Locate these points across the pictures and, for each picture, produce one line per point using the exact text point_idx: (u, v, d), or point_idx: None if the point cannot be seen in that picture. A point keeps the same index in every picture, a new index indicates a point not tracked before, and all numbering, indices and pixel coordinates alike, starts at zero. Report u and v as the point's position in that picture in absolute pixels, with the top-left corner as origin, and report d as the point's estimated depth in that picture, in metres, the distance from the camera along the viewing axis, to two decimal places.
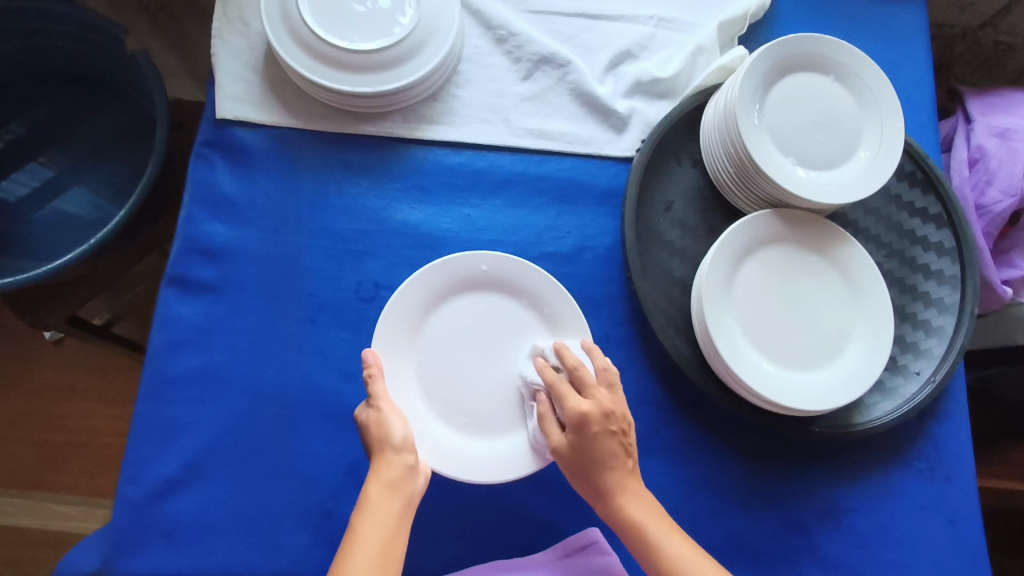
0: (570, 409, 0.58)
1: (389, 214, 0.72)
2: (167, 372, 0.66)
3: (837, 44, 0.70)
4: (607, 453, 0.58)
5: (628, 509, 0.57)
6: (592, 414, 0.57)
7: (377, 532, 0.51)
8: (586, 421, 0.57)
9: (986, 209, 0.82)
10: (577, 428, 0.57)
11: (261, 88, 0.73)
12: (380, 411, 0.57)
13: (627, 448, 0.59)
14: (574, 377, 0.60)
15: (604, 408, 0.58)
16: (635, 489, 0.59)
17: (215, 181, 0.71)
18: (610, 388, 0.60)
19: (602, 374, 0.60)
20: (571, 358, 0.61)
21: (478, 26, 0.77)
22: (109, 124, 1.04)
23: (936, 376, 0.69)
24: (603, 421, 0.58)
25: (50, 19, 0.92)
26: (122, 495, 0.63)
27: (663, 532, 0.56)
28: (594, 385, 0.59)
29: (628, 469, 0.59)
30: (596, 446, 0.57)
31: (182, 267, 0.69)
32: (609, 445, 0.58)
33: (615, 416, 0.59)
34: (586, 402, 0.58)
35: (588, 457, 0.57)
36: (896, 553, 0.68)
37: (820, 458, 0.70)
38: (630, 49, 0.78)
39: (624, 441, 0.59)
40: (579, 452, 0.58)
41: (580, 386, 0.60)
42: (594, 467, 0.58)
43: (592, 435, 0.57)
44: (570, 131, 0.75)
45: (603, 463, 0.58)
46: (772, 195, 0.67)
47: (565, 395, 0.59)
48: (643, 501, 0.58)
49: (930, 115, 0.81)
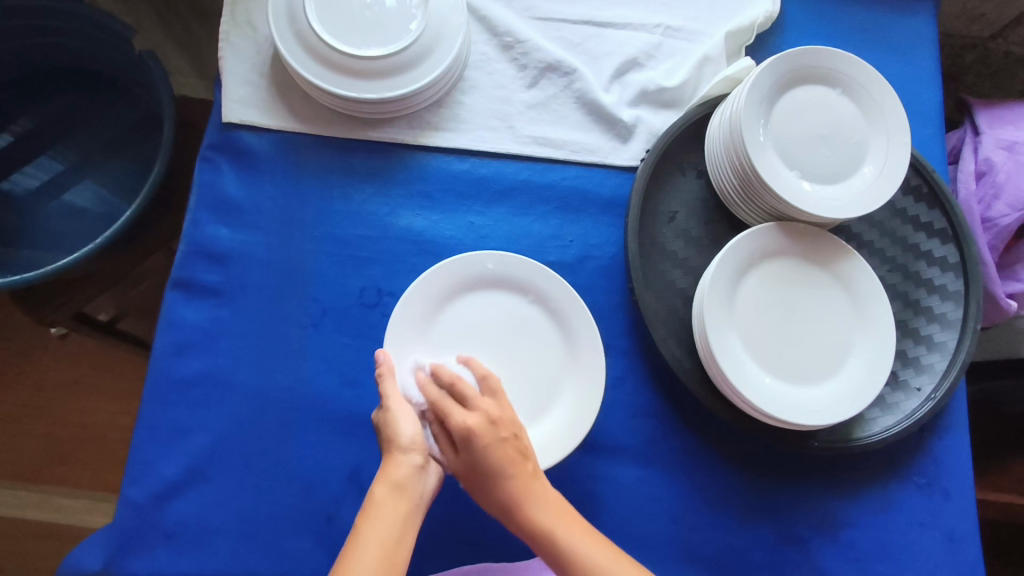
0: (454, 423, 0.55)
1: (392, 220, 0.72)
2: (171, 375, 0.66)
3: (844, 56, 0.69)
4: (502, 461, 0.54)
5: (536, 521, 0.53)
6: (478, 427, 0.54)
7: (382, 531, 0.51)
8: (472, 434, 0.54)
9: (993, 223, 0.82)
10: (465, 444, 0.54)
11: (267, 92, 0.73)
12: (388, 411, 0.57)
13: (523, 453, 0.55)
14: (456, 391, 0.58)
15: (490, 416, 0.55)
16: (540, 492, 0.54)
17: (220, 184, 0.71)
18: (495, 396, 0.58)
19: (481, 381, 0.59)
20: (447, 373, 0.59)
21: (485, 33, 0.77)
22: (116, 121, 1.04)
23: (937, 392, 0.69)
24: (492, 429, 0.55)
25: (58, 17, 0.93)
26: (125, 496, 0.64)
27: (574, 536, 0.52)
28: (477, 396, 0.57)
29: (529, 473, 0.55)
30: (487, 456, 0.54)
31: (187, 270, 0.69)
32: (502, 453, 0.54)
33: (504, 423, 0.56)
34: (472, 415, 0.56)
35: (480, 472, 0.54)
36: (893, 568, 0.68)
37: (819, 472, 0.70)
38: (636, 58, 0.78)
39: (518, 446, 0.55)
40: (472, 467, 0.54)
41: (461, 398, 0.57)
42: (487, 480, 0.54)
43: (480, 449, 0.54)
44: (574, 139, 0.75)
45: (499, 473, 0.54)
46: (776, 208, 0.67)
47: (447, 410, 0.56)
48: (549, 504, 0.54)
49: (937, 127, 0.81)
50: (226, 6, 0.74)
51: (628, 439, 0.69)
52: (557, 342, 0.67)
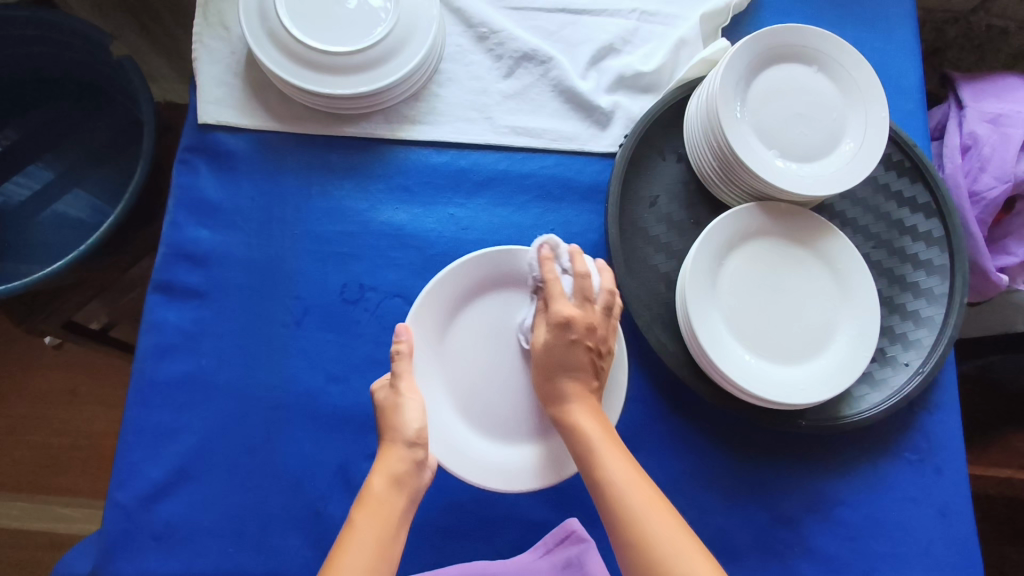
0: (554, 310, 0.59)
1: (372, 215, 0.72)
2: (154, 378, 0.66)
3: (819, 33, 0.69)
4: (575, 363, 0.59)
5: (574, 417, 0.57)
6: (576, 321, 0.58)
7: (376, 528, 0.51)
8: (567, 325, 0.58)
9: (980, 195, 0.81)
10: (558, 329, 0.58)
11: (242, 92, 0.73)
12: (399, 395, 0.57)
13: (597, 370, 0.60)
14: (579, 284, 0.59)
15: (591, 322, 0.59)
16: (591, 406, 0.59)
17: (198, 186, 0.71)
18: (608, 313, 0.61)
19: (605, 292, 0.61)
20: (581, 266, 0.59)
21: (459, 24, 0.77)
22: (100, 131, 1.04)
23: (925, 367, 0.69)
24: (584, 334, 0.58)
25: (39, 28, 0.93)
26: (112, 500, 0.64)
27: (611, 454, 0.54)
28: (589, 301, 0.59)
29: (589, 388, 0.59)
30: (567, 353, 0.58)
31: (167, 272, 0.69)
32: (580, 356, 0.58)
33: (597, 334, 0.59)
34: (577, 310, 0.59)
35: (550, 358, 0.59)
36: (887, 544, 0.68)
37: (809, 452, 0.70)
38: (612, 44, 0.78)
39: (597, 360, 0.59)
40: (547, 351, 0.59)
41: (577, 292, 0.59)
42: (554, 370, 0.59)
43: (569, 341, 0.58)
44: (553, 128, 0.75)
45: (570, 367, 0.59)
46: (755, 187, 0.67)
47: (556, 296, 0.59)
48: (598, 420, 0.57)
49: (918, 102, 0.80)
50: (199, 8, 0.74)
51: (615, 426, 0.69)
52: None
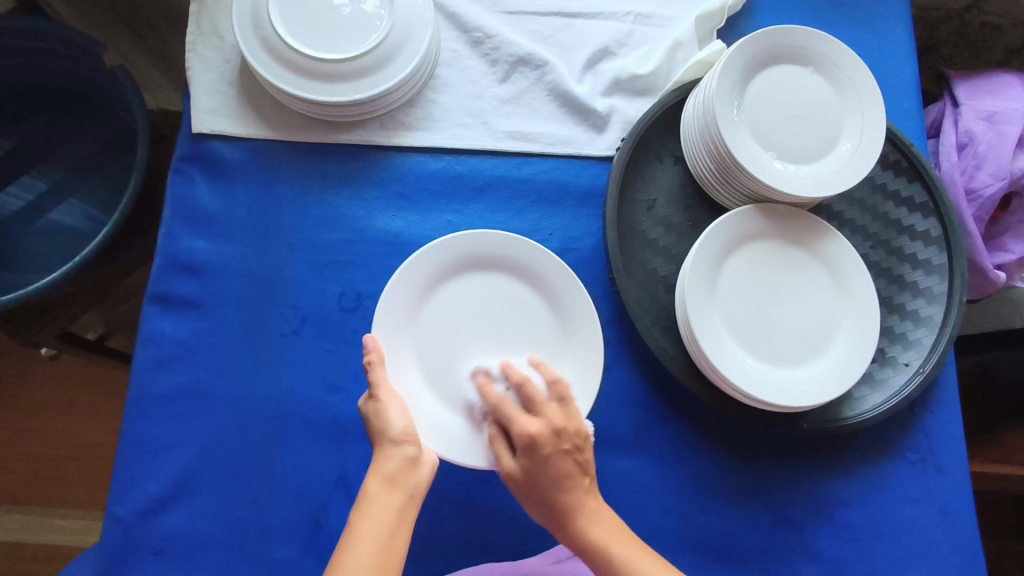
0: (517, 432, 0.55)
1: (369, 223, 0.71)
2: (152, 390, 0.66)
3: (814, 34, 0.69)
4: (561, 475, 0.55)
5: (590, 534, 0.55)
6: (541, 436, 0.55)
7: (374, 525, 0.50)
8: (536, 441, 0.55)
9: (977, 193, 0.81)
10: (528, 452, 0.55)
11: (237, 100, 0.72)
12: (379, 401, 0.57)
13: (584, 467, 0.57)
14: (524, 395, 0.58)
15: (554, 426, 0.56)
16: (595, 509, 0.56)
17: (193, 196, 0.71)
18: (562, 403, 0.58)
19: (551, 385, 0.58)
20: (517, 374, 0.59)
21: (454, 29, 0.77)
22: (94, 140, 1.03)
23: (926, 367, 0.69)
24: (556, 440, 0.55)
25: (30, 38, 0.92)
26: (112, 514, 0.63)
27: (633, 555, 0.54)
28: (544, 403, 0.57)
29: (585, 488, 0.56)
30: (550, 470, 0.55)
31: (164, 283, 0.69)
32: (563, 467, 0.55)
33: (568, 433, 0.56)
34: (537, 422, 0.56)
35: (537, 482, 0.55)
36: (890, 546, 0.68)
37: (811, 454, 0.70)
38: (607, 47, 0.78)
39: (580, 459, 0.56)
40: (530, 477, 0.55)
41: (528, 403, 0.57)
42: (548, 493, 0.55)
43: (545, 457, 0.55)
44: (550, 132, 0.75)
45: (559, 485, 0.55)
46: (753, 189, 0.67)
47: (512, 417, 0.56)
48: (605, 523, 0.56)
49: (914, 101, 0.80)
50: (191, 16, 0.74)
51: (617, 431, 0.69)
52: (555, 324, 0.66)
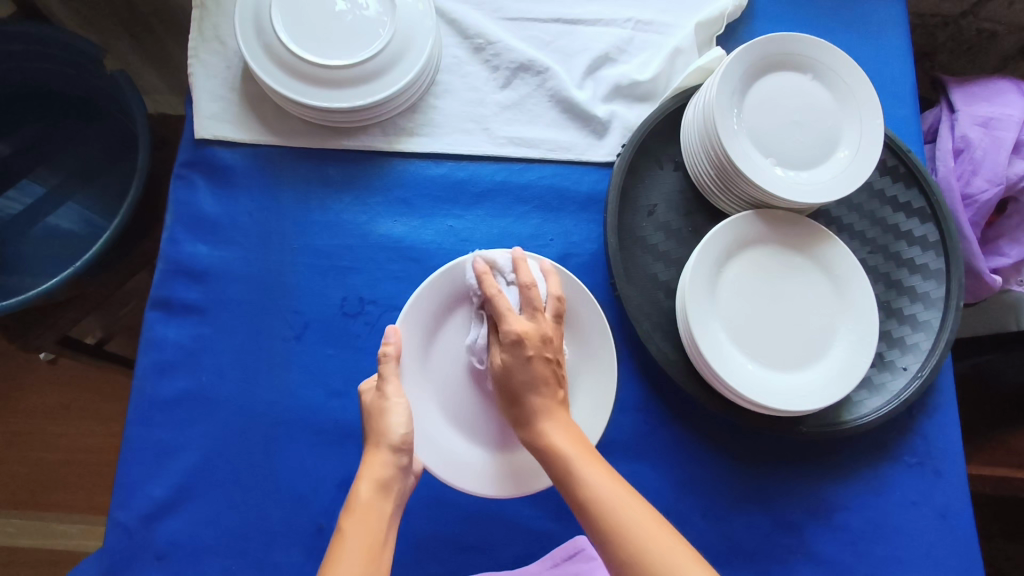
0: (506, 326, 0.56)
1: (371, 228, 0.72)
2: (155, 395, 0.66)
3: (813, 41, 0.70)
4: (537, 378, 0.56)
5: (551, 437, 0.54)
6: (529, 335, 0.56)
7: (366, 534, 0.50)
8: (521, 340, 0.56)
9: (973, 198, 0.82)
10: (511, 347, 0.56)
11: (239, 106, 0.73)
12: (386, 399, 0.57)
13: (558, 381, 0.57)
14: (524, 296, 0.58)
15: (544, 332, 0.57)
16: (561, 418, 0.56)
17: (196, 201, 0.71)
18: (556, 316, 0.59)
19: (553, 299, 0.59)
20: (528, 272, 0.59)
21: (456, 35, 0.77)
22: (94, 144, 1.03)
23: (923, 371, 0.69)
24: (540, 344, 0.57)
25: (30, 42, 0.92)
26: (114, 519, 0.64)
27: (591, 463, 0.52)
28: (540, 309, 0.58)
29: (556, 401, 0.57)
30: (525, 369, 0.56)
31: (166, 288, 0.69)
32: (540, 369, 0.56)
33: (553, 344, 0.58)
34: (527, 324, 0.57)
35: (513, 377, 0.56)
36: (888, 548, 0.68)
37: (810, 458, 0.70)
38: (608, 53, 0.78)
39: (557, 372, 0.57)
40: (508, 369, 0.56)
41: (524, 303, 0.58)
42: (518, 391, 0.56)
43: (526, 357, 0.56)
44: (550, 138, 0.75)
45: (533, 385, 0.56)
46: (753, 195, 0.67)
47: (505, 310, 0.57)
48: (570, 433, 0.55)
49: (911, 107, 0.81)
50: (193, 22, 0.74)
51: (618, 435, 0.69)
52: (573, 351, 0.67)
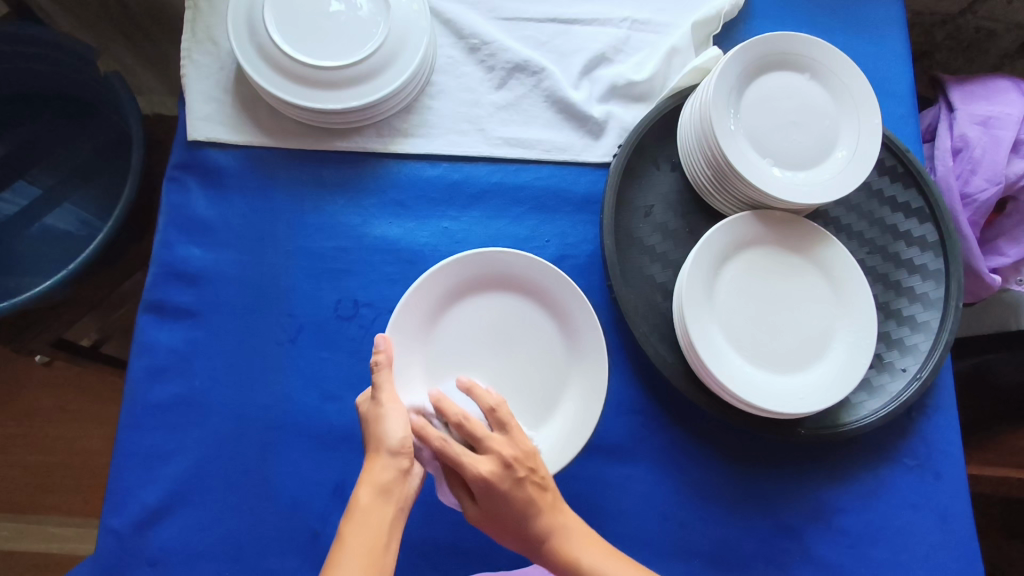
0: (469, 475, 0.53)
1: (366, 230, 0.71)
2: (148, 400, 0.66)
3: (810, 40, 0.69)
4: (521, 505, 0.54)
5: (562, 550, 0.54)
6: (494, 474, 0.53)
7: (365, 539, 0.49)
8: (490, 484, 0.53)
9: (972, 198, 0.81)
10: (485, 493, 0.53)
11: (233, 108, 0.72)
12: (381, 406, 0.55)
13: (542, 485, 0.55)
14: (464, 431, 0.55)
15: (503, 459, 0.54)
16: (565, 523, 0.55)
17: (188, 204, 0.71)
18: (504, 431, 0.56)
19: (490, 413, 0.56)
20: (453, 411, 0.55)
21: (451, 35, 0.77)
22: (88, 146, 1.03)
23: (923, 372, 0.69)
24: (507, 473, 0.53)
25: (23, 44, 0.91)
26: (106, 525, 0.63)
27: (599, 557, 0.54)
28: (488, 437, 0.54)
29: (549, 505, 0.55)
30: (510, 502, 0.53)
31: (159, 292, 0.68)
32: (524, 495, 0.53)
33: (520, 461, 0.54)
34: (484, 459, 0.54)
35: (500, 512, 0.54)
36: (887, 551, 0.68)
37: (809, 461, 0.70)
38: (604, 53, 0.78)
39: (536, 480, 0.55)
40: (492, 508, 0.54)
41: (470, 441, 0.55)
42: (514, 524, 0.54)
43: (500, 494, 0.53)
44: (546, 138, 0.75)
45: (522, 515, 0.53)
46: (751, 197, 0.67)
47: (459, 459, 0.53)
48: (575, 535, 0.55)
49: (909, 106, 0.80)
50: (186, 23, 0.74)
51: (615, 438, 0.69)
52: (562, 348, 0.66)
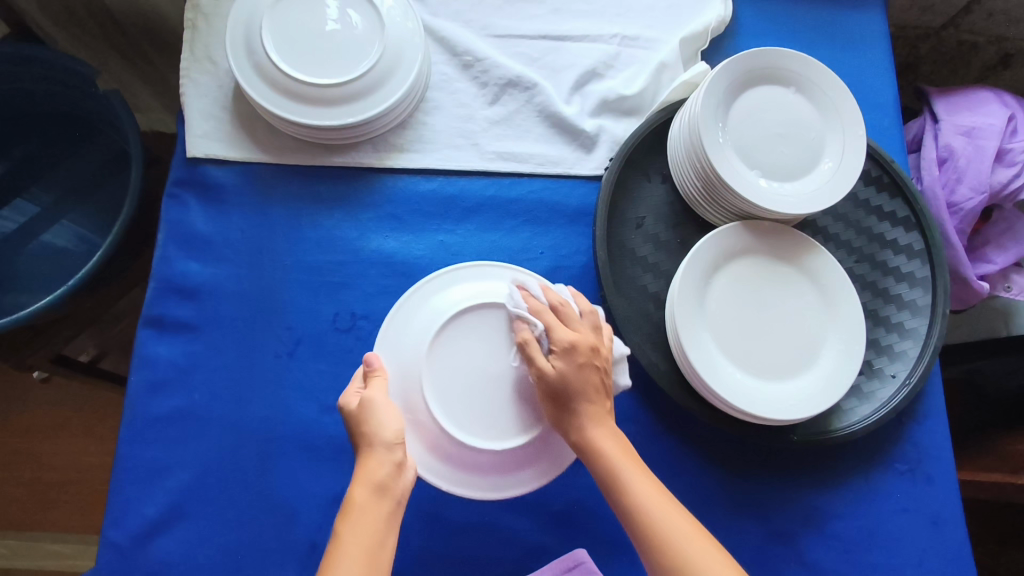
0: (557, 338, 0.57)
1: (363, 244, 0.72)
2: (147, 414, 0.66)
3: (795, 55, 0.71)
4: (583, 385, 0.57)
5: (596, 440, 0.57)
6: (581, 343, 0.58)
7: (363, 538, 0.50)
8: (574, 348, 0.57)
9: (958, 207, 0.83)
10: (565, 355, 0.57)
11: (232, 125, 0.74)
12: (376, 406, 0.55)
13: (605, 388, 0.59)
14: (585, 315, 0.61)
15: (591, 342, 0.58)
16: (610, 425, 0.58)
17: (188, 220, 0.72)
18: (597, 330, 0.60)
19: (589, 313, 0.61)
20: (555, 296, 0.61)
21: (445, 53, 0.78)
22: (87, 164, 1.04)
23: (912, 378, 0.70)
24: (590, 352, 0.58)
25: (24, 64, 0.92)
26: (105, 539, 0.64)
27: (631, 464, 0.57)
28: (582, 323, 0.60)
29: (606, 407, 0.59)
30: (578, 376, 0.57)
31: (159, 306, 0.69)
32: (589, 378, 0.57)
33: (600, 353, 0.59)
34: (575, 333, 0.59)
35: (567, 387, 0.56)
36: (881, 556, 0.69)
37: (801, 467, 0.70)
38: (595, 69, 0.79)
39: (604, 379, 0.59)
40: (562, 379, 0.56)
41: (564, 319, 0.60)
42: (570, 398, 0.57)
43: (576, 364, 0.57)
44: (540, 152, 0.76)
45: (580, 394, 0.57)
46: (741, 208, 0.68)
47: (551, 325, 0.58)
48: (617, 436, 0.58)
49: (894, 118, 0.82)
50: (185, 43, 0.75)
51: None
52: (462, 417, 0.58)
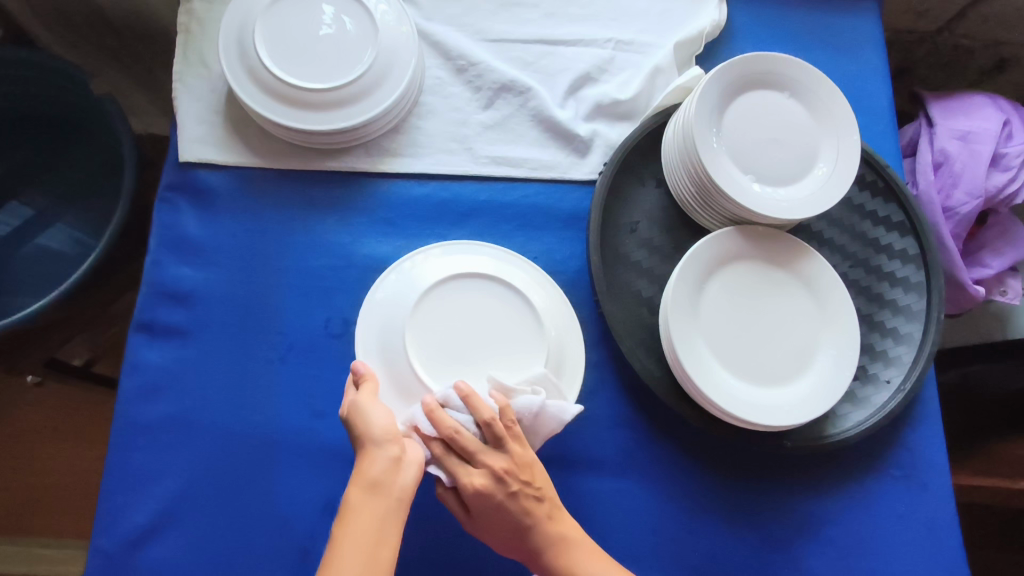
0: (461, 487, 0.56)
1: (356, 248, 0.72)
2: (137, 419, 0.66)
3: (790, 61, 0.71)
4: (517, 518, 0.57)
5: (559, 560, 0.58)
6: (485, 488, 0.56)
7: (359, 537, 0.50)
8: (481, 496, 0.56)
9: (954, 211, 0.83)
10: (476, 502, 0.56)
11: (224, 129, 0.73)
12: (364, 405, 0.56)
13: (538, 497, 0.58)
14: (485, 432, 0.56)
15: (497, 475, 0.56)
16: (556, 535, 0.58)
17: (180, 224, 0.72)
18: (501, 443, 0.56)
19: (487, 430, 0.56)
20: (447, 427, 0.55)
21: (439, 57, 0.78)
22: (81, 167, 1.04)
23: (907, 384, 0.70)
24: (500, 486, 0.56)
25: (17, 67, 0.92)
26: (95, 545, 0.63)
27: (604, 567, 0.58)
28: (480, 451, 0.56)
29: (546, 515, 0.58)
30: (497, 512, 0.57)
31: (150, 312, 0.69)
32: (514, 508, 0.57)
33: (512, 474, 0.57)
34: (476, 472, 0.56)
35: (498, 522, 0.57)
36: (875, 562, 0.68)
37: (796, 473, 0.70)
38: (589, 73, 0.79)
39: (531, 492, 0.57)
40: (487, 520, 0.57)
41: (462, 452, 0.56)
42: (503, 529, 0.58)
43: (495, 505, 0.56)
44: (534, 157, 0.76)
45: (516, 525, 0.57)
46: (734, 213, 0.68)
47: (450, 470, 0.56)
48: (583, 550, 0.59)
49: (889, 122, 0.82)
50: (178, 47, 0.75)
51: (604, 452, 0.69)
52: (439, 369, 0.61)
